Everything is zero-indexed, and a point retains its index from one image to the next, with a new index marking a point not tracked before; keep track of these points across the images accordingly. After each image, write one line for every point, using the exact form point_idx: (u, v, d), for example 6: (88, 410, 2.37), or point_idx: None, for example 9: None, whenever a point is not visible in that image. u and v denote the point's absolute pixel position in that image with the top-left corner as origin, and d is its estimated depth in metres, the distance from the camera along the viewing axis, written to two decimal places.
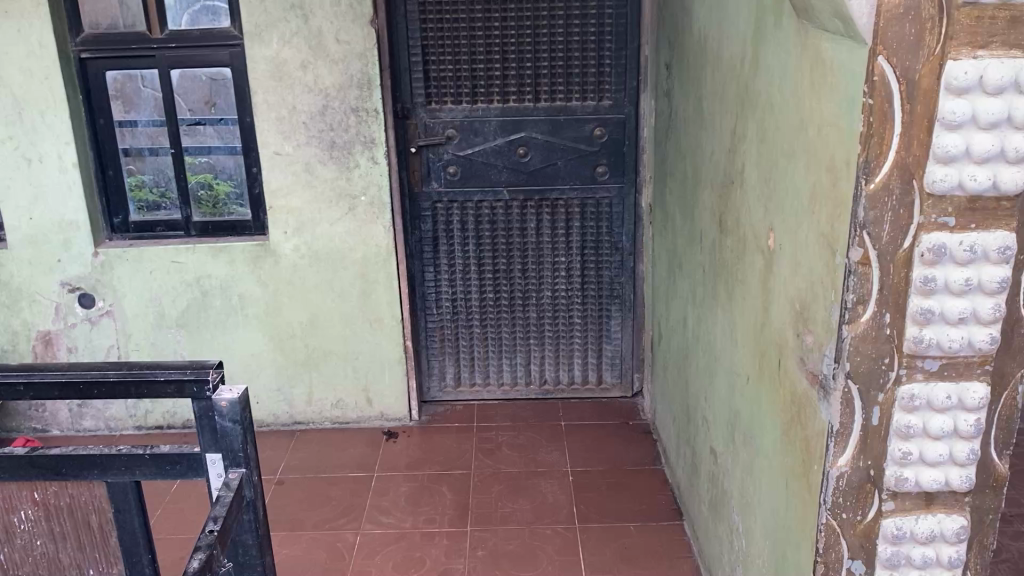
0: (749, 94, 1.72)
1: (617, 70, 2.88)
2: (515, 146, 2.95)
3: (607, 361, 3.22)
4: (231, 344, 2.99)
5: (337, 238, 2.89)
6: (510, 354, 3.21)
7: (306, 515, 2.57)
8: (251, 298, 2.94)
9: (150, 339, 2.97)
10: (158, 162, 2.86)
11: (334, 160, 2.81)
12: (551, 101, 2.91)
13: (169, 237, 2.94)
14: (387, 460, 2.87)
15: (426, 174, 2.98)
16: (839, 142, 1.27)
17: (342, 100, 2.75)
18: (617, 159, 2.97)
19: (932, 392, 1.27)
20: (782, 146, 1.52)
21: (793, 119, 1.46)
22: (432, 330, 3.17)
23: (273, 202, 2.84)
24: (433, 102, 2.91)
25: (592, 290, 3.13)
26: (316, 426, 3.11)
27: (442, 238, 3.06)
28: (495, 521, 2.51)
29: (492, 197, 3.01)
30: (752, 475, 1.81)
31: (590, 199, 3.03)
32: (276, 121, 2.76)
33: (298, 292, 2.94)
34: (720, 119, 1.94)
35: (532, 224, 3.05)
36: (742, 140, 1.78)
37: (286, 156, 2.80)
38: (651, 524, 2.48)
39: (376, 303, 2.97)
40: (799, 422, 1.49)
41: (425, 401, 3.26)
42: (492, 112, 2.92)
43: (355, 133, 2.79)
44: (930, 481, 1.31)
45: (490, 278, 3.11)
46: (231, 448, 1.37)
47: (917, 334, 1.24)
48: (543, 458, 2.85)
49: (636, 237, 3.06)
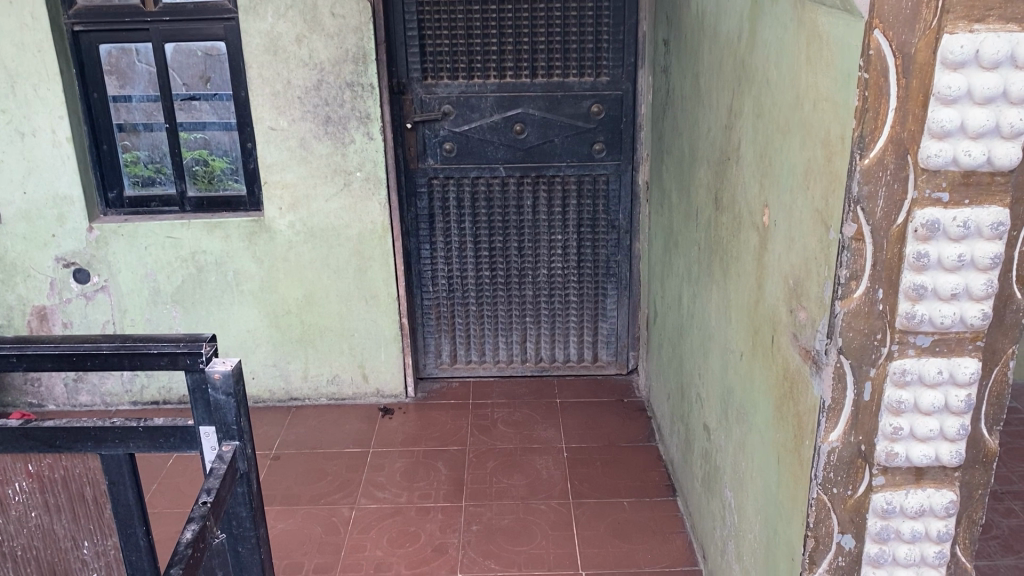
0: (745, 70, 1.71)
1: (614, 46, 2.86)
2: (512, 122, 2.94)
3: (603, 339, 3.23)
4: (227, 320, 2.99)
5: (332, 215, 2.89)
6: (506, 332, 3.21)
7: (302, 490, 2.58)
8: (247, 275, 2.94)
9: (145, 314, 2.97)
10: (153, 137, 2.84)
11: (329, 136, 2.80)
12: (548, 77, 2.90)
13: (164, 212, 2.93)
14: (383, 436, 2.88)
15: (423, 150, 2.97)
16: (835, 116, 1.27)
17: (337, 75, 2.74)
18: (614, 136, 2.96)
19: (923, 367, 1.27)
20: (777, 122, 1.52)
21: (788, 95, 1.45)
22: (428, 307, 3.16)
23: (268, 177, 2.83)
24: (429, 77, 2.89)
25: (588, 268, 3.13)
26: (312, 402, 3.11)
27: (438, 215, 3.05)
28: (490, 496, 2.52)
29: (488, 174, 3.00)
30: (745, 454, 1.81)
31: (587, 177, 3.01)
32: (271, 96, 2.74)
33: (294, 268, 2.94)
34: (717, 95, 1.93)
35: (528, 202, 3.04)
36: (738, 116, 1.77)
37: (281, 131, 2.78)
38: (645, 500, 2.50)
39: (371, 279, 2.96)
40: (791, 398, 1.50)
41: (421, 378, 3.27)
42: (488, 88, 2.90)
43: (350, 108, 2.77)
44: (921, 457, 1.31)
45: (486, 256, 3.11)
46: (225, 420, 1.37)
47: (909, 310, 1.24)
48: (538, 434, 2.86)
49: (632, 215, 3.05)
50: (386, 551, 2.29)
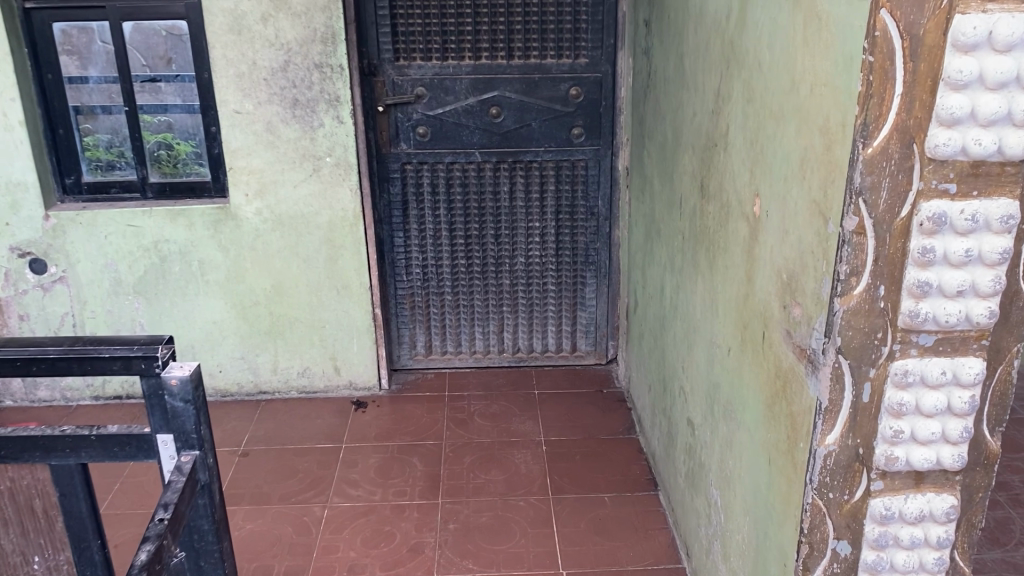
0: (734, 52, 1.63)
1: (594, 27, 2.77)
2: (488, 105, 2.84)
3: (581, 328, 3.16)
4: (193, 312, 2.87)
5: (301, 202, 2.78)
6: (482, 321, 3.12)
7: (271, 488, 2.49)
8: (213, 264, 2.82)
9: (106, 306, 2.85)
10: (111, 120, 2.71)
11: (297, 119, 2.69)
12: (525, 59, 2.80)
13: (124, 199, 2.80)
14: (356, 431, 2.79)
15: (395, 134, 2.87)
16: (834, 102, 1.19)
17: (305, 56, 2.62)
18: (593, 120, 2.88)
19: (926, 367, 1.21)
20: (770, 108, 1.44)
21: (783, 80, 1.37)
22: (402, 296, 3.07)
23: (233, 162, 2.72)
24: (401, 58, 2.79)
25: (567, 256, 3.05)
26: (282, 396, 3.01)
27: (412, 201, 2.96)
28: (467, 492, 2.45)
29: (463, 159, 2.90)
30: (731, 453, 1.75)
31: (566, 162, 2.93)
32: (235, 77, 2.62)
33: (261, 257, 2.83)
34: (703, 78, 1.85)
35: (505, 187, 2.95)
36: (726, 101, 1.69)
37: (246, 114, 2.67)
38: (627, 495, 2.43)
39: (343, 269, 2.86)
40: (784, 397, 1.43)
41: (395, 369, 3.17)
42: (463, 70, 2.80)
43: (319, 90, 2.66)
44: (921, 461, 1.25)
45: (462, 243, 3.01)
46: (184, 429, 1.28)
47: (912, 308, 1.17)
48: (516, 427, 2.78)
49: (611, 201, 2.97)
50: (360, 552, 2.21)
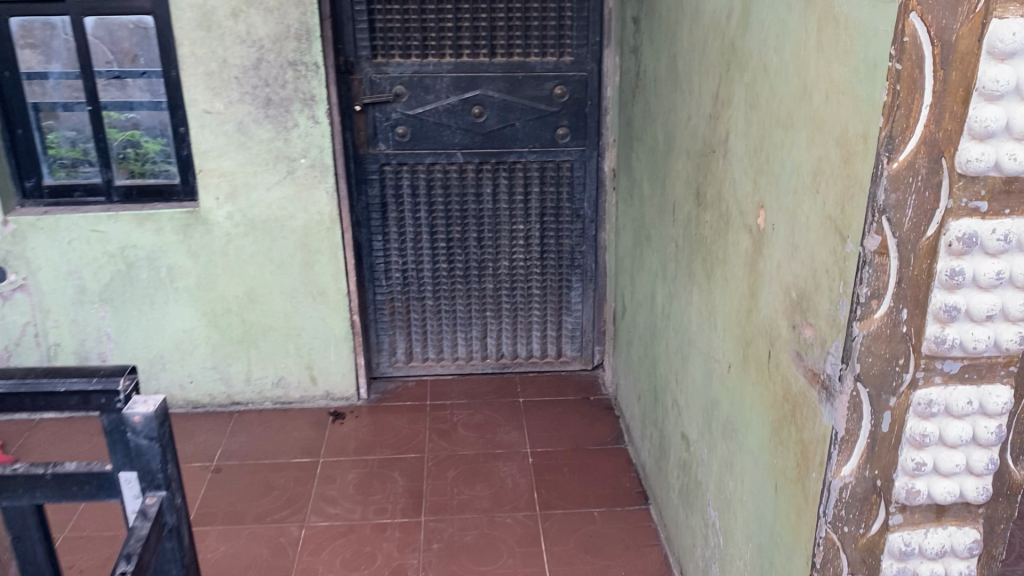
0: (735, 54, 1.54)
1: (579, 23, 2.68)
2: (470, 104, 2.73)
3: (567, 334, 3.07)
4: (162, 320, 2.75)
5: (274, 205, 2.66)
6: (465, 328, 3.02)
7: (245, 507, 2.38)
8: (182, 271, 2.70)
9: (70, 315, 2.71)
10: (74, 119, 2.58)
11: (270, 119, 2.57)
12: (507, 57, 2.70)
13: (89, 203, 2.66)
14: (333, 444, 2.68)
15: (373, 134, 2.75)
16: (854, 112, 1.10)
17: (278, 53, 2.51)
18: (578, 120, 2.78)
19: (951, 397, 1.13)
20: (778, 115, 1.35)
21: (793, 86, 1.29)
22: (381, 302, 2.96)
23: (203, 165, 2.59)
24: (379, 55, 2.67)
25: (552, 260, 2.95)
26: (256, 407, 2.89)
27: (391, 204, 2.84)
28: (451, 509, 2.35)
29: (445, 160, 2.80)
30: (731, 474, 1.66)
31: (551, 163, 2.83)
32: (204, 76, 2.50)
33: (233, 263, 2.71)
34: (699, 81, 1.76)
35: (488, 189, 2.85)
36: (725, 105, 1.60)
37: (216, 114, 2.55)
38: (617, 510, 2.35)
39: (319, 275, 2.75)
40: (794, 422, 1.34)
41: (374, 377, 3.06)
42: (443, 68, 2.70)
43: (293, 89, 2.55)
44: (944, 494, 1.17)
45: (443, 247, 2.91)
46: (149, 468, 1.16)
47: (938, 333, 1.09)
48: (501, 438, 2.69)
49: (597, 203, 2.89)
50: None
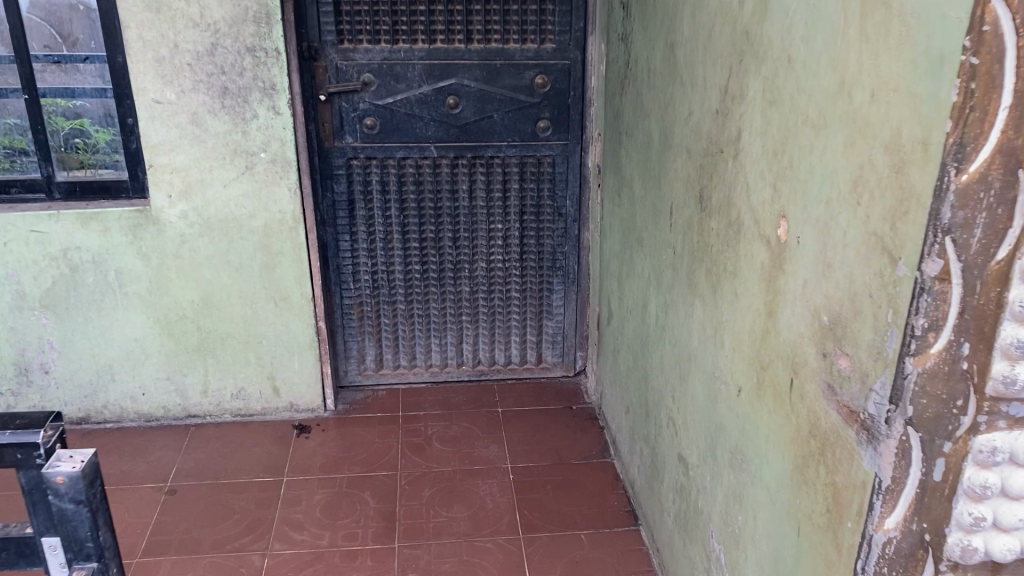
0: (750, 43, 1.37)
1: (561, 8, 2.51)
2: (444, 95, 2.55)
3: (547, 339, 2.91)
4: (111, 328, 2.53)
5: (232, 203, 2.45)
6: (439, 333, 2.85)
7: (202, 534, 2.17)
8: (132, 275, 2.48)
9: (7, 323, 2.48)
10: (8, 107, 2.33)
11: (226, 110, 2.36)
12: (485, 44, 2.52)
13: (27, 200, 2.43)
14: (298, 461, 2.49)
15: (339, 126, 2.55)
16: (911, 113, 0.94)
17: (235, 38, 2.30)
18: (560, 113, 2.61)
19: (1019, 443, 0.89)
20: (806, 114, 1.19)
21: (826, 81, 1.13)
22: (348, 306, 2.76)
23: (153, 159, 2.38)
24: (345, 40, 2.47)
25: (532, 261, 2.79)
26: (214, 420, 2.68)
27: (360, 201, 2.65)
28: (428, 534, 2.17)
29: (417, 154, 2.60)
30: (740, 509, 1.51)
31: (531, 158, 2.66)
32: (153, 62, 2.28)
33: (188, 267, 2.49)
34: (703, 73, 1.60)
35: (463, 186, 2.67)
36: (737, 100, 1.44)
37: (167, 104, 2.33)
38: (605, 532, 2.18)
39: (281, 278, 2.55)
40: (823, 463, 1.19)
41: (342, 387, 2.87)
42: (416, 54, 2.50)
43: (251, 77, 2.34)
44: (1002, 551, 0.94)
45: (416, 247, 2.72)
46: (76, 536, 0.98)
47: (1007, 373, 0.87)
48: (479, 453, 2.51)
49: (580, 201, 2.73)
50: None
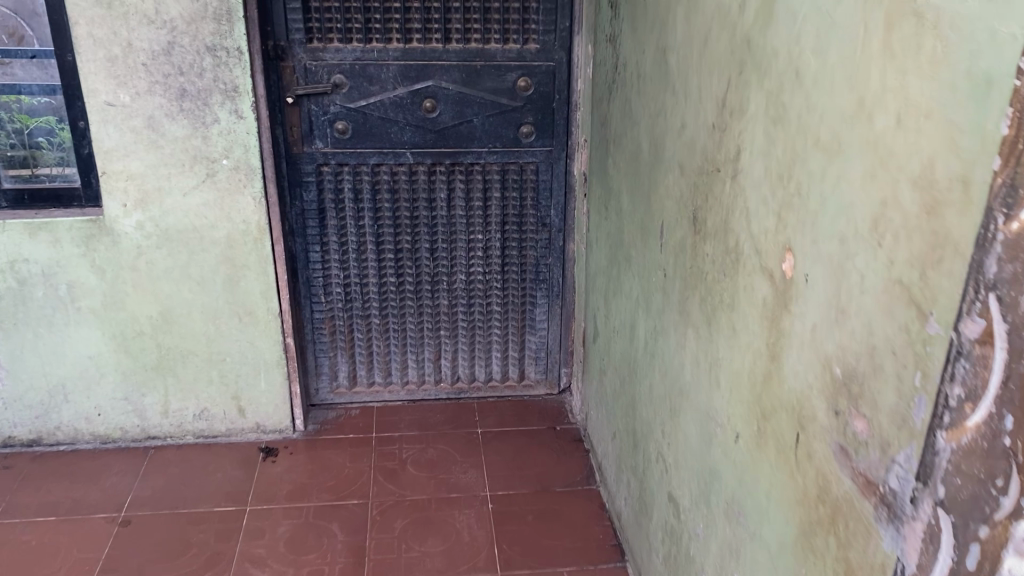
0: (752, 52, 1.23)
1: (546, 6, 2.35)
2: (421, 98, 2.39)
3: (530, 355, 2.77)
4: (63, 345, 2.36)
5: (192, 212, 2.29)
6: (416, 348, 2.70)
7: (155, 571, 2.01)
8: (85, 289, 2.31)
9: None
10: None
11: (185, 114, 2.20)
12: (464, 44, 2.36)
13: None
14: (262, 489, 2.33)
15: (309, 130, 2.39)
16: (947, 144, 0.80)
17: (193, 37, 2.13)
18: (544, 117, 2.46)
19: None
20: (817, 136, 1.04)
21: (841, 100, 0.98)
22: (320, 321, 2.61)
23: (107, 166, 2.20)
24: (314, 39, 2.31)
25: (514, 273, 2.65)
26: (176, 441, 2.52)
27: (331, 210, 2.49)
28: (399, 570, 2.01)
29: (392, 160, 2.45)
30: (736, 566, 1.36)
31: (513, 165, 2.51)
32: (105, 61, 2.11)
33: (145, 280, 2.33)
34: (698, 83, 1.45)
35: (442, 195, 2.52)
36: (736, 114, 1.29)
37: (120, 107, 2.16)
38: (589, 569, 2.03)
39: (245, 292, 2.39)
40: (834, 534, 1.04)
41: (313, 405, 2.72)
42: (390, 54, 2.34)
43: (212, 78, 2.18)
44: None
45: (391, 259, 2.57)
46: None
47: None
48: (456, 479, 2.36)
49: (565, 211, 2.58)
50: None
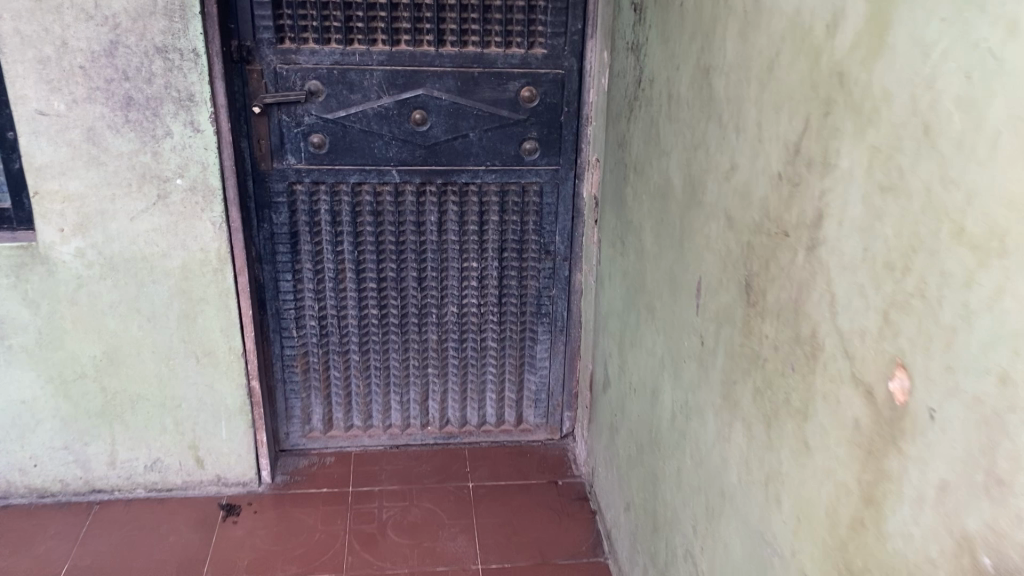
0: (845, 92, 0.92)
1: (555, 5, 2.03)
2: (409, 108, 2.07)
3: (529, 397, 2.47)
4: None
5: (141, 239, 1.97)
6: (400, 389, 2.39)
7: None
8: (15, 326, 1.99)
9: None
10: None
11: (131, 126, 1.87)
12: (460, 47, 2.04)
13: None
14: (219, 558, 2.02)
15: (279, 144, 2.06)
16: None
17: (140, 36, 1.80)
18: (550, 132, 2.15)
19: None
20: (959, 225, 0.74)
21: (1012, 183, 0.67)
22: (291, 359, 2.29)
23: (39, 185, 1.88)
24: (287, 38, 1.98)
25: (513, 306, 2.34)
26: (125, 495, 2.22)
27: (305, 234, 2.17)
28: None
29: (375, 179, 2.13)
30: None
31: (514, 186, 2.19)
32: (35, 63, 1.78)
33: (86, 316, 2.01)
34: (758, 118, 1.14)
35: (432, 217, 2.20)
36: (816, 168, 0.99)
37: (54, 117, 1.83)
38: None
39: (204, 330, 2.08)
40: None
41: (283, 451, 2.42)
42: (374, 58, 2.02)
43: (162, 85, 1.85)
44: None
45: (373, 289, 2.26)
46: None
47: None
48: (444, 547, 2.07)
49: (572, 237, 2.27)
50: None
